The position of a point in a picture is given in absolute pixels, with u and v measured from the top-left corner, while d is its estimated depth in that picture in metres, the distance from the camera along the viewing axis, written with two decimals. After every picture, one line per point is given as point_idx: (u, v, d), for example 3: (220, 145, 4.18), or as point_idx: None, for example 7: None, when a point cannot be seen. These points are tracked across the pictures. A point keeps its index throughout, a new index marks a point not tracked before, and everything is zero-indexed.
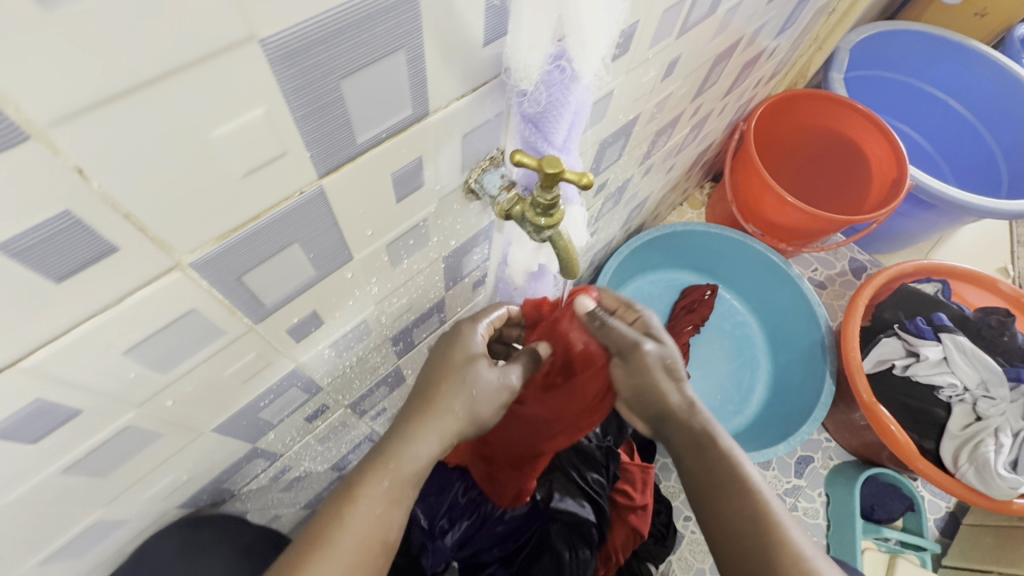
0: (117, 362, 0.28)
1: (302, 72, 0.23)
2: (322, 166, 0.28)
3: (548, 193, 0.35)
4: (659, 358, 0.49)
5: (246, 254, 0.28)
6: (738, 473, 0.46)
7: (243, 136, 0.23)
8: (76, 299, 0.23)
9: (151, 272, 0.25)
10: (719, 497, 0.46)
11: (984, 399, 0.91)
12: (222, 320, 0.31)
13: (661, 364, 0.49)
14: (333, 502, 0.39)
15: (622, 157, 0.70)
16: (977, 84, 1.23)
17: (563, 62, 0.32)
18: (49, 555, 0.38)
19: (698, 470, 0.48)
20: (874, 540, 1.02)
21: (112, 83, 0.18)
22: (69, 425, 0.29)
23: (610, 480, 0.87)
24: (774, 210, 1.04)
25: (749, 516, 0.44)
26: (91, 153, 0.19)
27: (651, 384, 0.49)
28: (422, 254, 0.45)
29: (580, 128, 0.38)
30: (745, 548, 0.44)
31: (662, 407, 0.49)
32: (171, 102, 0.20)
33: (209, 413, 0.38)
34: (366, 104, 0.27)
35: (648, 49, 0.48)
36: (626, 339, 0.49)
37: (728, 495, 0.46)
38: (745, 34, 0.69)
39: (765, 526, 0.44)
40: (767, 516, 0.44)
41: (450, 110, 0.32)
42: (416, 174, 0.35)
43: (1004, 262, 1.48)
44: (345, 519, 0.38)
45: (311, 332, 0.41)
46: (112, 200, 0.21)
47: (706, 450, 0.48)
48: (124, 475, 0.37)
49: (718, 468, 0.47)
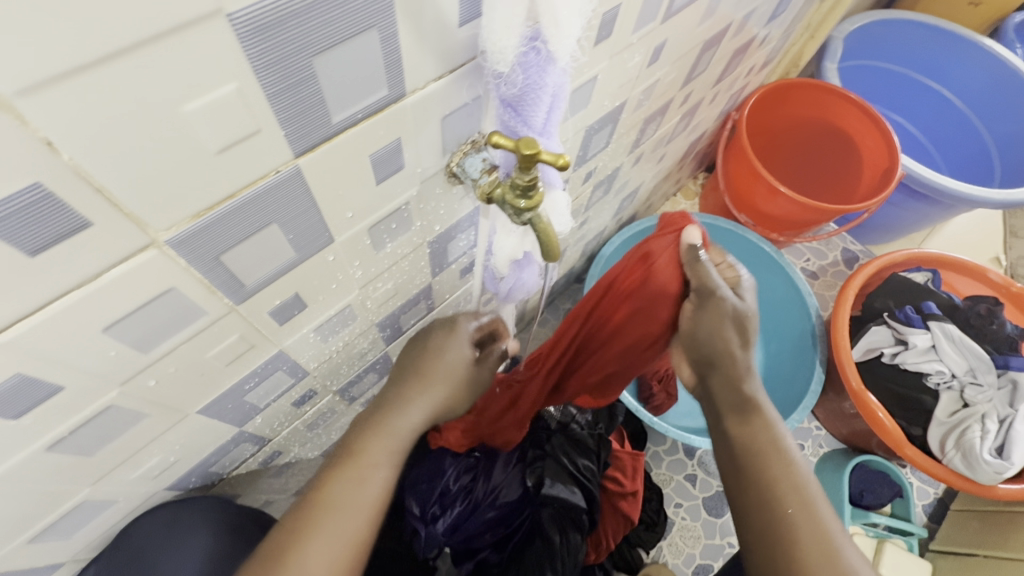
0: (97, 340, 0.28)
1: (272, 48, 0.23)
2: (298, 145, 0.28)
3: (526, 174, 0.35)
4: (733, 309, 0.51)
5: (223, 233, 0.29)
6: (776, 440, 0.48)
7: (213, 111, 0.23)
8: (50, 276, 0.23)
9: (127, 248, 0.25)
10: (750, 457, 0.47)
11: (972, 386, 0.93)
12: (201, 301, 0.32)
13: (735, 316, 0.51)
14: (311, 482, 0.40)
15: (611, 145, 0.71)
16: (970, 74, 1.23)
17: (539, 43, 0.31)
18: (36, 534, 0.39)
19: (739, 428, 0.49)
20: (862, 525, 1.03)
21: (77, 55, 0.18)
22: (52, 401, 0.29)
23: (601, 467, 0.87)
24: (765, 200, 1.05)
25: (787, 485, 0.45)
26: (59, 127, 0.19)
27: (717, 334, 0.51)
28: (406, 238, 0.45)
29: (560, 110, 0.38)
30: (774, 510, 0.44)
31: (717, 355, 0.51)
32: (138, 77, 0.20)
33: (192, 395, 0.39)
34: (339, 83, 0.27)
35: (632, 34, 0.48)
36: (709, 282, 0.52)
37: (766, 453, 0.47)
38: (734, 20, 0.69)
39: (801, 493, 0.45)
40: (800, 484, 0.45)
41: (427, 91, 0.33)
42: (396, 156, 0.35)
43: (996, 252, 1.49)
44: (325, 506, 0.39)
45: (295, 315, 0.41)
46: (84, 174, 0.21)
47: (748, 414, 0.49)
48: (109, 455, 0.37)
49: (759, 432, 0.48)
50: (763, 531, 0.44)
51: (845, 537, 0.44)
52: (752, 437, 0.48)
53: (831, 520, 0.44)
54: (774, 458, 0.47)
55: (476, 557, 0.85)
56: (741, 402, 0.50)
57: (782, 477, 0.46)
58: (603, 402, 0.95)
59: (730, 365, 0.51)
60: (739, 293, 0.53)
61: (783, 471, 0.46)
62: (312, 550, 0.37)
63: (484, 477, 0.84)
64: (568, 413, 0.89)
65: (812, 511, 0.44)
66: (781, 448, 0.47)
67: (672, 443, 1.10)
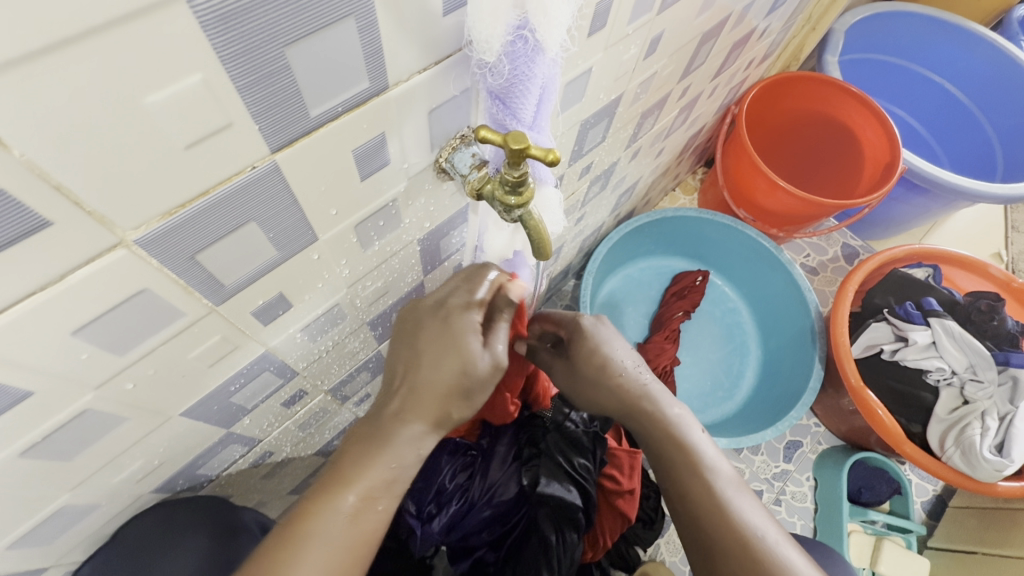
0: (66, 343, 0.27)
1: (240, 37, 0.22)
2: (274, 140, 0.27)
3: (515, 169, 0.34)
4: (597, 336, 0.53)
5: (198, 231, 0.28)
6: (688, 456, 0.49)
7: (181, 103, 0.22)
8: (9, 277, 0.22)
9: (93, 248, 0.24)
10: (668, 479, 0.50)
11: (972, 383, 0.91)
12: (179, 302, 0.31)
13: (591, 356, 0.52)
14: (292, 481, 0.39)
15: (607, 139, 0.69)
16: (973, 66, 1.22)
17: (526, 33, 0.30)
18: (15, 540, 0.38)
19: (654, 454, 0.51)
20: (860, 523, 1.03)
21: (20, 44, 0.17)
22: (21, 406, 0.28)
23: (598, 465, 0.85)
24: (765, 195, 1.03)
25: (701, 501, 0.47)
26: (6, 119, 0.18)
27: (586, 385, 0.54)
28: (395, 235, 0.44)
29: (550, 103, 0.36)
30: (698, 524, 0.47)
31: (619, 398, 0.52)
32: (91, 69, 0.19)
33: (174, 397, 0.37)
34: (315, 75, 0.26)
35: (627, 24, 0.47)
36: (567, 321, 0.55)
37: (676, 472, 0.49)
38: (733, 11, 0.67)
39: (715, 504, 0.47)
40: (716, 496, 0.47)
41: (412, 84, 0.31)
42: (380, 151, 0.34)
43: (998, 247, 1.48)
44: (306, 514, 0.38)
45: (280, 315, 0.40)
46: (39, 170, 0.20)
47: (656, 439, 0.51)
48: (88, 460, 0.36)
49: (668, 452, 0.50)
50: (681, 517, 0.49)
51: (768, 527, 0.46)
52: (663, 447, 0.50)
53: (750, 517, 0.46)
54: (680, 462, 0.49)
55: (473, 555, 0.85)
56: (645, 426, 0.51)
57: (695, 492, 0.48)
58: None
59: (618, 401, 0.52)
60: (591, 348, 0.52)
61: (697, 487, 0.48)
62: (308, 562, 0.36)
63: (480, 475, 0.83)
64: (563, 411, 0.86)
65: (725, 515, 0.46)
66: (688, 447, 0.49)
67: None
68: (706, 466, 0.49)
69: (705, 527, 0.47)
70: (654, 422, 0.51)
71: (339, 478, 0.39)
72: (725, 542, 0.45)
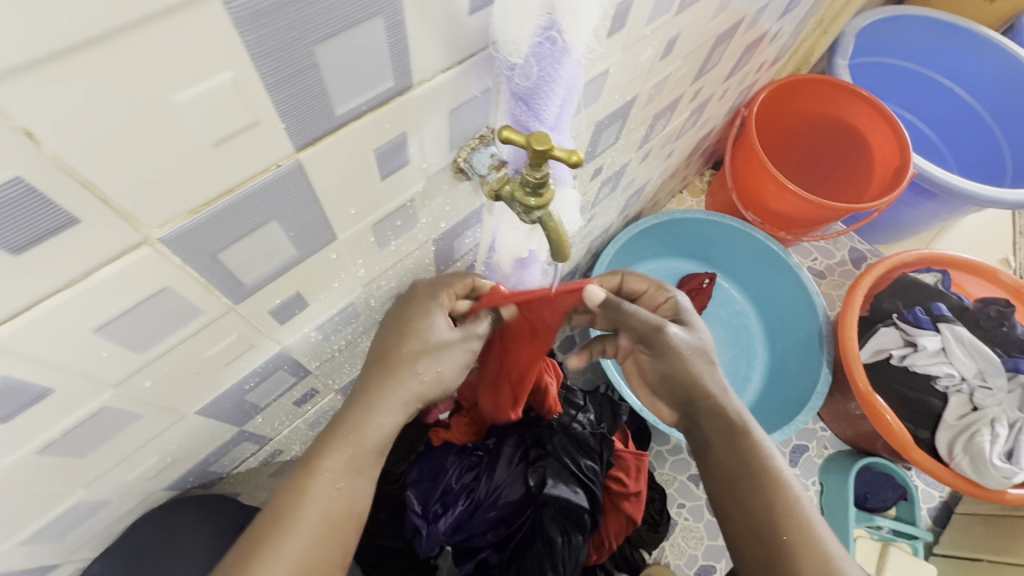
0: (88, 340, 0.27)
1: (271, 35, 0.21)
2: (298, 139, 0.27)
3: (537, 170, 0.33)
4: (684, 342, 0.49)
5: (220, 230, 0.27)
6: (767, 464, 0.46)
7: (210, 101, 0.22)
8: (36, 275, 0.22)
9: (118, 246, 0.24)
10: (742, 486, 0.46)
11: (981, 390, 0.91)
12: (198, 300, 0.30)
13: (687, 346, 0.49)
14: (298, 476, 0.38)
15: (620, 140, 0.69)
16: (984, 71, 1.21)
17: (553, 34, 0.30)
18: (28, 536, 0.37)
19: (726, 459, 0.48)
20: (866, 528, 1.03)
21: (55, 40, 0.17)
22: (41, 404, 0.28)
23: (604, 467, 0.86)
24: (774, 198, 1.02)
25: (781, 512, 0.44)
26: (40, 115, 0.18)
27: (683, 368, 0.49)
28: (410, 235, 0.43)
29: (572, 105, 0.36)
30: (769, 536, 0.44)
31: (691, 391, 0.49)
32: (125, 66, 0.18)
33: (189, 395, 0.37)
34: (341, 74, 0.25)
35: (645, 26, 0.47)
36: (649, 324, 0.50)
37: (754, 480, 0.46)
38: (747, 14, 0.67)
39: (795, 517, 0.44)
40: (797, 510, 0.45)
41: (435, 83, 0.31)
42: (401, 150, 0.34)
43: (1006, 252, 1.47)
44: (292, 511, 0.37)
45: (296, 314, 0.40)
46: (68, 167, 0.20)
47: (735, 441, 0.48)
48: (103, 457, 0.36)
49: (747, 457, 0.47)
50: (754, 542, 0.45)
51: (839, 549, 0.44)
52: (741, 458, 0.47)
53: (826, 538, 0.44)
54: (762, 480, 0.46)
55: (478, 556, 0.84)
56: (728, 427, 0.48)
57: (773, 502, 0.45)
58: (607, 402, 0.95)
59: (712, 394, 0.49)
60: (687, 321, 0.52)
61: (778, 498, 0.45)
62: (285, 546, 0.36)
63: (486, 476, 0.83)
64: (569, 412, 0.87)
65: (805, 532, 0.44)
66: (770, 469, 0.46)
67: (676, 443, 1.09)
68: (784, 478, 0.46)
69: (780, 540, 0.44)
70: (735, 431, 0.48)
71: (339, 474, 0.39)
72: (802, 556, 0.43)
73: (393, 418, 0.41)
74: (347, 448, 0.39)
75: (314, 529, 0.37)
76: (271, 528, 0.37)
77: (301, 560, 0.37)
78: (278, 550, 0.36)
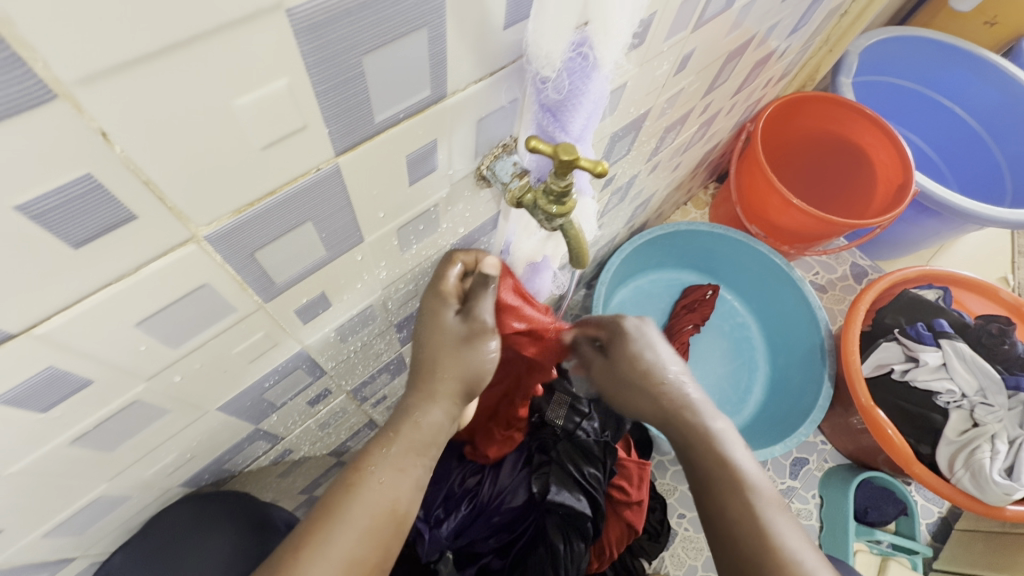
0: (129, 333, 0.27)
1: (326, 45, 0.23)
2: (339, 143, 0.28)
3: (561, 180, 0.34)
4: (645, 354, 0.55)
5: (261, 229, 0.28)
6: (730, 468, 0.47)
7: (265, 106, 0.23)
8: (90, 267, 0.23)
9: (167, 243, 0.25)
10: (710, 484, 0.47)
11: (982, 406, 0.92)
12: (232, 297, 0.31)
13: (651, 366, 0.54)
14: (349, 472, 0.40)
15: (631, 152, 0.70)
16: (984, 93, 1.23)
17: (585, 49, 0.32)
18: (51, 528, 0.38)
19: (699, 462, 0.48)
20: (867, 542, 1.03)
21: (137, 46, 0.18)
22: (79, 395, 0.29)
23: (607, 475, 0.84)
24: (778, 212, 1.04)
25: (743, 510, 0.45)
26: (113, 116, 0.19)
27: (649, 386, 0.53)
28: (431, 240, 0.44)
29: (597, 118, 0.38)
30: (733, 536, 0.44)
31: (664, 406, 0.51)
32: (195, 70, 0.20)
33: (213, 391, 0.38)
34: (385, 84, 0.27)
35: (663, 42, 0.48)
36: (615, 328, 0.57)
37: (722, 481, 0.46)
38: (758, 32, 0.68)
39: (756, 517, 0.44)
40: (758, 512, 0.44)
41: (467, 93, 0.32)
42: (429, 157, 0.35)
43: (1004, 271, 1.49)
44: (328, 520, 0.37)
45: (319, 314, 0.41)
46: (133, 165, 0.21)
47: (702, 446, 0.48)
48: (129, 450, 0.37)
49: (711, 457, 0.48)
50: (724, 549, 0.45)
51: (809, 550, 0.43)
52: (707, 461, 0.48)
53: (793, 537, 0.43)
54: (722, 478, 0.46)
55: (479, 561, 0.85)
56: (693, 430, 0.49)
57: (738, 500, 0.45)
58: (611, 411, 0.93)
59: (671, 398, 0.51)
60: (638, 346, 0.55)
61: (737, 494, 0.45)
62: (340, 537, 0.36)
63: (490, 481, 0.83)
64: (573, 419, 0.86)
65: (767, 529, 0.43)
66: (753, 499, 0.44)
67: None
68: (750, 480, 0.46)
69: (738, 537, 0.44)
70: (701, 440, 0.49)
71: (353, 467, 0.40)
72: (757, 546, 0.43)
73: (433, 418, 0.44)
74: (389, 448, 0.42)
75: (369, 524, 0.38)
76: (323, 519, 0.37)
77: (352, 560, 0.36)
78: (331, 541, 0.36)
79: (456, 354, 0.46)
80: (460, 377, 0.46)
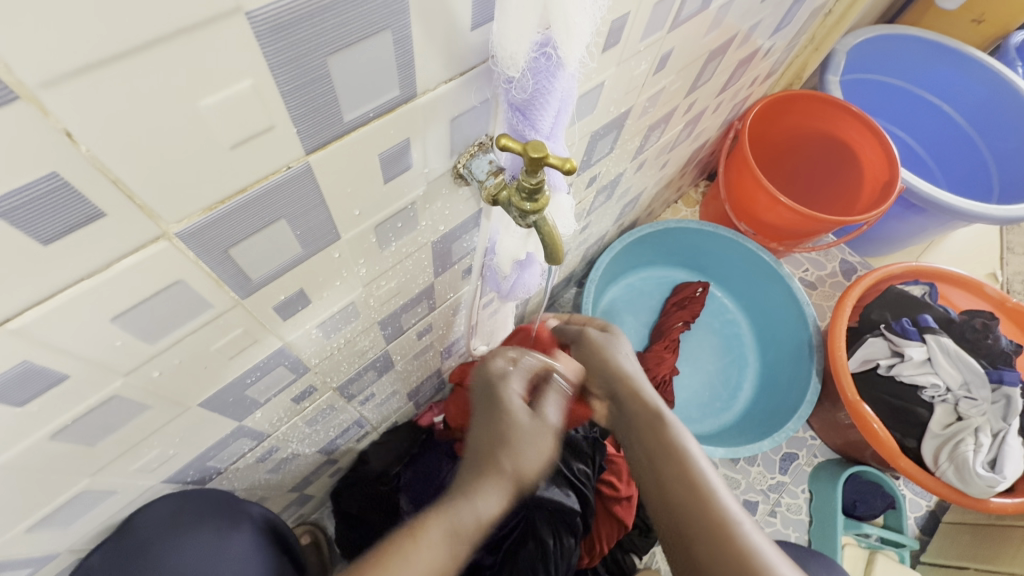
0: (104, 329, 0.28)
1: (288, 47, 0.23)
2: (309, 142, 0.28)
3: (532, 177, 0.35)
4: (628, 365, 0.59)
5: (233, 226, 0.29)
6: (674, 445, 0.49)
7: (231, 107, 0.23)
8: (61, 263, 0.24)
9: (138, 240, 0.25)
10: (657, 461, 0.48)
11: (966, 399, 0.93)
12: (208, 293, 0.32)
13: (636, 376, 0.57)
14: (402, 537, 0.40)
15: (615, 150, 0.71)
16: (970, 90, 1.24)
17: (548, 50, 0.33)
18: (35, 523, 0.38)
19: (646, 441, 0.51)
20: (854, 536, 1.04)
21: (96, 49, 0.18)
22: (56, 390, 0.29)
23: (597, 471, 0.87)
24: (765, 210, 1.05)
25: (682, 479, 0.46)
26: (78, 117, 0.19)
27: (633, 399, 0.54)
28: (411, 237, 0.45)
29: (567, 115, 0.38)
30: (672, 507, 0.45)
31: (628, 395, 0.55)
32: (157, 72, 0.20)
33: (194, 387, 0.39)
34: (352, 85, 0.27)
35: (640, 41, 0.49)
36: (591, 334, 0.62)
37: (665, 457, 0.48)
38: (739, 31, 0.69)
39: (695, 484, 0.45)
40: (700, 482, 0.45)
41: (437, 93, 0.33)
42: (403, 155, 0.35)
43: (993, 267, 1.50)
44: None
45: (298, 311, 0.41)
46: (100, 164, 0.21)
47: (650, 427, 0.51)
48: (111, 445, 0.37)
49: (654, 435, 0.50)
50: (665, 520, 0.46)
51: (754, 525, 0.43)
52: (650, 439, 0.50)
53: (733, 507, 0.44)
54: (663, 451, 0.49)
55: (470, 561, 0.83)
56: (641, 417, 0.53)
57: (679, 470, 0.47)
58: None
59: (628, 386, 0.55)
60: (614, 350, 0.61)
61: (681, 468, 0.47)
62: None
63: None
64: None
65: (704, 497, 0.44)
66: (701, 480, 0.45)
67: None
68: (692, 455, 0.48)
69: (677, 507, 0.45)
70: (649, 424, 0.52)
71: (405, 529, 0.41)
72: (693, 511, 0.44)
73: (490, 505, 0.43)
74: (441, 524, 0.41)
75: None
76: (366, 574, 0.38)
77: None
78: None
79: (535, 443, 0.46)
80: (532, 470, 0.45)
